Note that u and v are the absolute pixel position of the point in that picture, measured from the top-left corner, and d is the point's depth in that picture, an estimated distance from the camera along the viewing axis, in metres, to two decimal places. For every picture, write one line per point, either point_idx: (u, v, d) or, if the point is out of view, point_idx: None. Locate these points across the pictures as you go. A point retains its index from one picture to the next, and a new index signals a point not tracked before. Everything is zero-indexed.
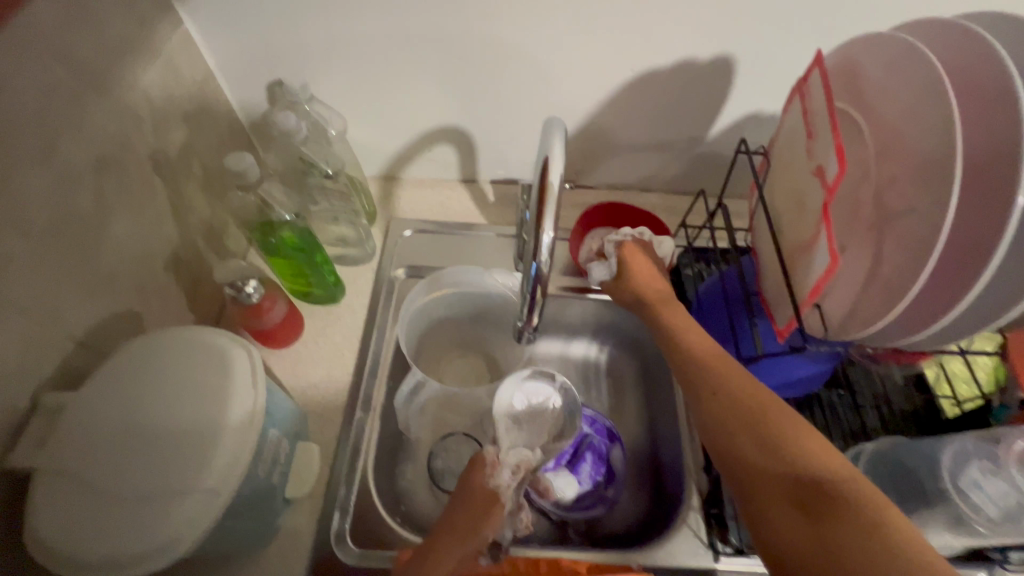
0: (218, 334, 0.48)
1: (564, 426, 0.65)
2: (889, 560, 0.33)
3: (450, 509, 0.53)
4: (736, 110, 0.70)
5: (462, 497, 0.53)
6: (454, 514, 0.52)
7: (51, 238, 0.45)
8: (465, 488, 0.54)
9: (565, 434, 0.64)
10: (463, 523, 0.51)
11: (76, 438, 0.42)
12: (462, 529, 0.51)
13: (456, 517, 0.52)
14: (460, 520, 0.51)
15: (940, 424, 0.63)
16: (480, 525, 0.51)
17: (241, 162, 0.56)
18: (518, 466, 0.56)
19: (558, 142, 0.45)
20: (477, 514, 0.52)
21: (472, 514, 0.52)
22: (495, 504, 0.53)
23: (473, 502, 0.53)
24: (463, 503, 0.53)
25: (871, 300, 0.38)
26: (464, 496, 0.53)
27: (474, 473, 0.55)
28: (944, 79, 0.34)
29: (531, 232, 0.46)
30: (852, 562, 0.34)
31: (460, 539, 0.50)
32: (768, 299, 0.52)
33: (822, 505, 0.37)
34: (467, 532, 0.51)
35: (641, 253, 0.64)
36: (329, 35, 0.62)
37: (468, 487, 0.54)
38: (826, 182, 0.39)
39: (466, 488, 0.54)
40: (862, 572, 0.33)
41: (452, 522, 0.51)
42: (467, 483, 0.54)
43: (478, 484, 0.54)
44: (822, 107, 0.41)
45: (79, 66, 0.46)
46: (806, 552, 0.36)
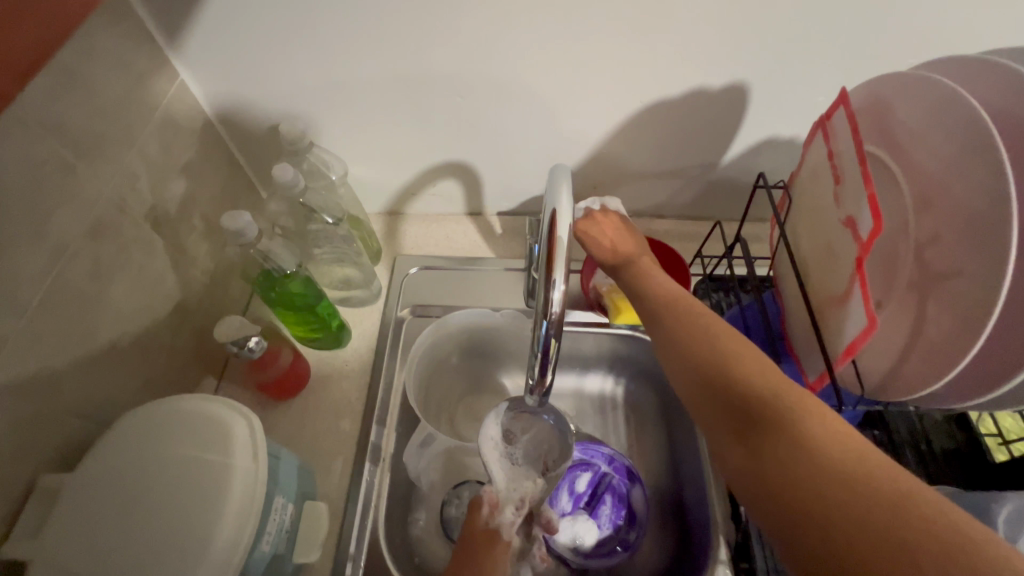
0: (220, 403, 0.47)
1: (561, 447, 0.57)
2: (817, 474, 0.31)
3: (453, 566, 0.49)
4: (750, 136, 0.67)
5: (463, 549, 0.50)
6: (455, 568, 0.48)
7: (44, 314, 0.44)
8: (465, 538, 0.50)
9: (563, 455, 0.57)
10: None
11: (73, 522, 0.40)
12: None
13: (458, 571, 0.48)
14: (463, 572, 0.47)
15: (985, 466, 0.59)
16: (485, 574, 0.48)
17: (238, 221, 0.54)
18: (521, 502, 0.53)
19: (566, 193, 0.41)
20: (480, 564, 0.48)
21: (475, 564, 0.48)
22: (497, 549, 0.50)
23: (474, 551, 0.49)
24: (465, 554, 0.49)
25: (915, 364, 0.35)
26: (465, 545, 0.50)
27: (472, 519, 0.51)
28: (992, 130, 0.30)
29: (540, 287, 0.41)
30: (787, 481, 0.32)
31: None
32: (795, 347, 0.49)
33: (758, 430, 0.35)
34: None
35: (601, 221, 0.60)
36: (327, 80, 0.61)
37: (468, 536, 0.50)
38: (859, 235, 0.36)
39: (465, 537, 0.50)
40: (796, 489, 0.31)
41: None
42: (467, 530, 0.51)
43: (478, 530, 0.50)
44: (850, 151, 0.38)
45: (74, 135, 0.46)
46: (745, 473, 0.35)
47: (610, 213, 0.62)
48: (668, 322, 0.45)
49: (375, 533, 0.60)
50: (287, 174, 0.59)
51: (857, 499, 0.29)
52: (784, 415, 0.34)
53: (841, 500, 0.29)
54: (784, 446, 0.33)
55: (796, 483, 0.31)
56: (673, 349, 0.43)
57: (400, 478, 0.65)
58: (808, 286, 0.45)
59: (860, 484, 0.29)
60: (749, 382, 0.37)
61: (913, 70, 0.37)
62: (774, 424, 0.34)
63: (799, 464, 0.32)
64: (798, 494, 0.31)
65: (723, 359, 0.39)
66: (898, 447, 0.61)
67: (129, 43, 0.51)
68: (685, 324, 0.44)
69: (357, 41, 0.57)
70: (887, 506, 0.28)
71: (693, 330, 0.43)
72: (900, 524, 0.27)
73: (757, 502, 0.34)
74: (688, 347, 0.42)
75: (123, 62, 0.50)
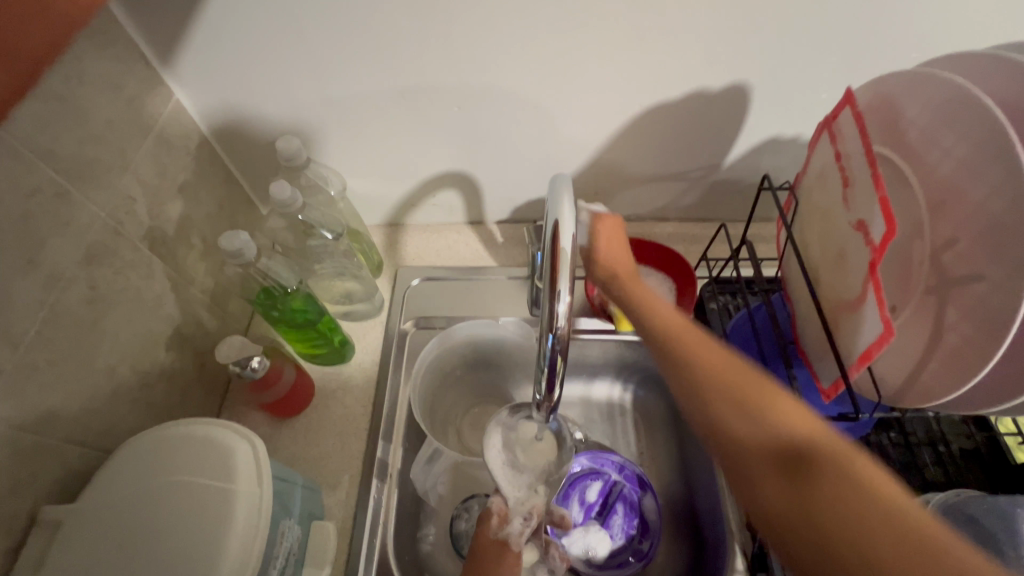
0: (223, 427, 0.46)
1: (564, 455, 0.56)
2: (864, 526, 0.27)
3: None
4: (752, 137, 0.66)
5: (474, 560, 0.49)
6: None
7: (42, 342, 0.43)
8: (476, 549, 0.50)
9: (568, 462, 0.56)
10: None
11: (75, 557, 0.40)
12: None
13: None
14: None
15: (1007, 467, 0.57)
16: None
17: (235, 241, 0.54)
18: (531, 512, 0.52)
19: (569, 204, 0.40)
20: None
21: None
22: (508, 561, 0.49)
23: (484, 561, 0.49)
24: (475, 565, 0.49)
25: (933, 371, 0.34)
26: (475, 557, 0.49)
27: (485, 528, 0.51)
28: (1006, 127, 0.29)
29: (545, 300, 0.40)
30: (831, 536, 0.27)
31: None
32: (807, 351, 0.48)
33: (791, 467, 0.30)
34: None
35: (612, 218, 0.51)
36: (322, 94, 0.61)
37: (480, 546, 0.50)
38: (871, 238, 0.35)
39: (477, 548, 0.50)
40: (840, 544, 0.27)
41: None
42: (479, 539, 0.50)
43: (491, 541, 0.50)
44: (858, 152, 0.37)
45: (65, 159, 0.45)
46: (780, 522, 0.29)
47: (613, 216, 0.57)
48: (677, 337, 0.40)
49: (384, 552, 0.59)
50: (284, 192, 0.58)
51: (910, 556, 0.25)
52: (821, 454, 0.30)
53: (896, 559, 0.25)
54: (823, 487, 0.28)
55: (843, 537, 0.27)
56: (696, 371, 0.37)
57: (408, 494, 0.64)
58: (819, 289, 0.44)
59: (913, 538, 0.26)
60: (785, 423, 0.32)
61: (922, 67, 0.36)
62: (810, 462, 0.30)
63: (843, 510, 0.27)
64: (845, 549, 0.26)
65: (747, 394, 0.34)
66: (914, 447, 0.60)
67: (120, 65, 0.51)
68: (696, 339, 0.39)
69: (350, 55, 0.56)
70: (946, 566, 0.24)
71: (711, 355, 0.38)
72: None
73: (790, 555, 0.29)
74: (717, 377, 0.36)
75: (115, 85, 0.50)
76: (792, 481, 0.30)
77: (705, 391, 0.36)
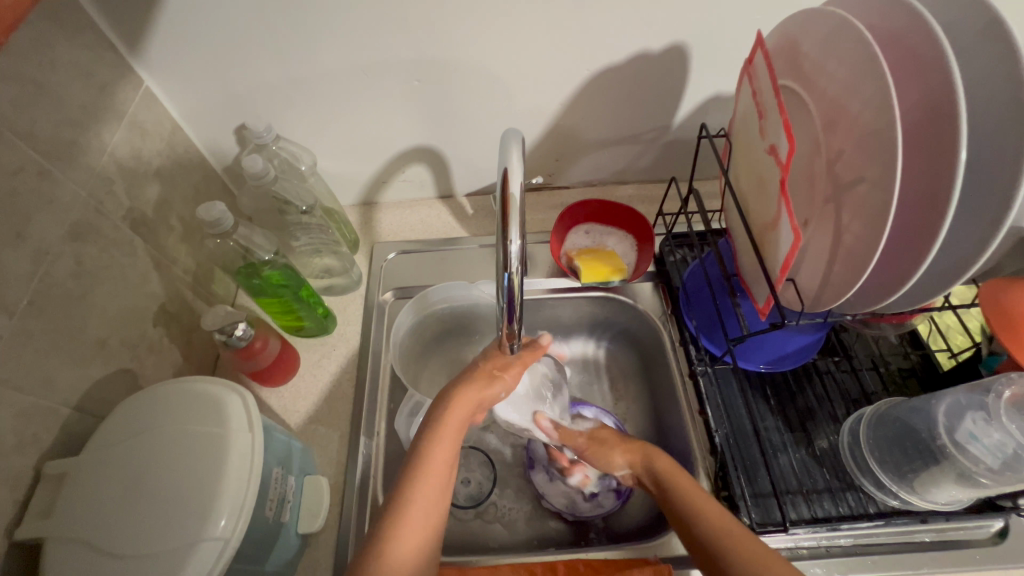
0: (213, 382, 0.49)
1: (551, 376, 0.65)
2: (745, 547, 0.46)
3: (434, 417, 0.52)
4: (696, 95, 0.70)
5: (450, 398, 0.52)
6: (442, 420, 0.51)
7: (35, 312, 0.46)
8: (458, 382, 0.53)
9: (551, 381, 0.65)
10: (453, 429, 0.51)
11: (78, 505, 0.43)
12: (450, 437, 0.51)
13: (441, 423, 0.51)
14: (447, 424, 0.51)
15: (938, 378, 0.63)
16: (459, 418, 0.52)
17: (212, 212, 0.57)
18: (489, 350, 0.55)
19: (517, 153, 0.42)
20: (470, 412, 0.53)
21: (461, 418, 0.52)
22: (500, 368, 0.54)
23: (465, 402, 0.52)
24: (455, 405, 0.52)
25: (840, 271, 0.40)
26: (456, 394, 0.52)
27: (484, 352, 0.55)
28: (880, 56, 0.35)
29: (499, 243, 0.42)
30: (728, 557, 0.46)
31: (448, 452, 0.51)
32: (746, 278, 0.52)
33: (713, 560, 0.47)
34: (454, 443, 0.51)
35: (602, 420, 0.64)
36: (287, 75, 0.63)
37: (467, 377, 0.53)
38: (781, 160, 0.40)
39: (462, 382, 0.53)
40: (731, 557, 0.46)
41: (438, 435, 0.51)
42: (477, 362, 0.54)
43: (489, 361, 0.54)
44: (768, 88, 0.42)
45: (43, 143, 0.47)
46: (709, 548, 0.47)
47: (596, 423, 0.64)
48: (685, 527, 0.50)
49: (375, 500, 0.62)
50: (256, 165, 0.62)
51: (755, 546, 0.46)
52: (732, 543, 0.47)
53: (745, 545, 0.46)
54: (732, 552, 0.46)
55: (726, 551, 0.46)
56: (700, 529, 0.49)
57: (396, 450, 0.68)
58: (751, 220, 0.49)
59: (760, 554, 0.45)
60: (733, 550, 0.46)
61: (816, 9, 0.41)
62: (722, 544, 0.47)
63: (736, 543, 0.47)
64: (747, 552, 0.46)
65: (730, 537, 0.47)
66: (858, 370, 0.66)
67: (91, 52, 0.53)
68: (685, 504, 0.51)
69: (311, 37, 0.59)
70: (768, 554, 0.45)
71: (698, 506, 0.50)
72: (767, 556, 0.45)
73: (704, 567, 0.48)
74: (722, 540, 0.47)
75: (88, 73, 0.52)
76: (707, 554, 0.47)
77: (699, 521, 0.49)
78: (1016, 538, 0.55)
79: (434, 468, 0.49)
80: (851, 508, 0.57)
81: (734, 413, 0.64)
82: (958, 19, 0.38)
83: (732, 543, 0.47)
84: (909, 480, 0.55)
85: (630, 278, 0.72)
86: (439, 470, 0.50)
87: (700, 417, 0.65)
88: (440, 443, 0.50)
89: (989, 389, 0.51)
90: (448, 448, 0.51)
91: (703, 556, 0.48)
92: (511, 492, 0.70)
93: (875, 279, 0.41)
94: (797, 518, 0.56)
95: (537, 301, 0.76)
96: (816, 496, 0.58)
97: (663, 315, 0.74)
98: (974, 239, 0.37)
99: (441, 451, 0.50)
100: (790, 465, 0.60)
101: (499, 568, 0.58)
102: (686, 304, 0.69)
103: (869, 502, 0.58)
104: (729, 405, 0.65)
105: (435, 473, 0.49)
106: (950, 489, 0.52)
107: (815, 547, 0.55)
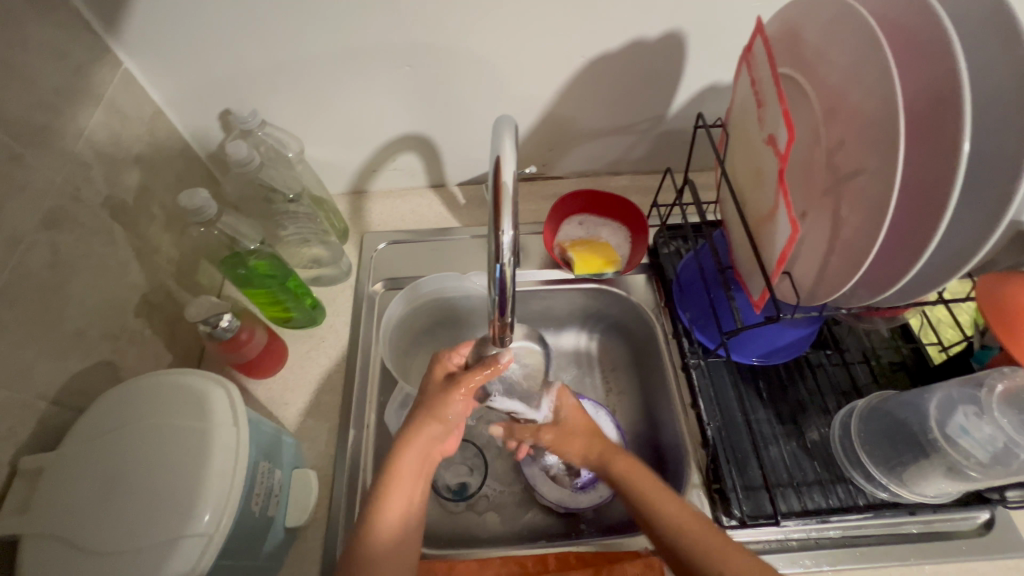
0: (197, 375, 0.48)
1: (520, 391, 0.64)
2: (711, 541, 0.47)
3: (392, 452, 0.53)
4: (693, 84, 0.69)
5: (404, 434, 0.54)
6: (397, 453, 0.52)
7: (9, 302, 0.44)
8: (409, 416, 0.55)
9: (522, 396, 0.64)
10: (408, 465, 0.52)
11: (53, 500, 0.42)
12: (407, 470, 0.52)
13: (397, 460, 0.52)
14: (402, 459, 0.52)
15: (929, 372, 0.64)
16: (413, 454, 0.53)
17: (195, 200, 0.56)
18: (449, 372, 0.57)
19: (511, 141, 0.40)
20: (425, 442, 0.53)
21: (416, 450, 0.53)
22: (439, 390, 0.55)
23: (417, 436, 0.53)
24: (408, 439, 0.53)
25: (837, 264, 0.40)
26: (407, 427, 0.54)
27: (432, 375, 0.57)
28: (882, 43, 0.34)
29: (491, 233, 0.41)
30: (695, 552, 0.47)
31: (410, 484, 0.52)
32: (741, 270, 0.52)
33: (679, 558, 0.48)
34: (415, 472, 0.52)
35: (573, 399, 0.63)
36: (273, 59, 0.61)
37: (414, 410, 0.55)
38: (779, 149, 0.39)
39: (412, 416, 0.54)
40: (698, 553, 0.47)
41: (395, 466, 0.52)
42: (425, 392, 0.56)
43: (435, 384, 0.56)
44: (767, 76, 0.41)
45: (15, 126, 0.45)
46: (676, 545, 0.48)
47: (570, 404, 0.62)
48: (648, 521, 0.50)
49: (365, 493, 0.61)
50: (241, 151, 0.60)
51: (722, 541, 0.47)
52: (695, 540, 0.47)
53: (711, 539, 0.47)
54: (701, 549, 0.47)
55: (694, 547, 0.47)
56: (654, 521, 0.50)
57: (386, 442, 0.67)
58: (747, 211, 0.48)
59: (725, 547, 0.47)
60: (700, 546, 0.47)
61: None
62: (687, 541, 0.48)
63: (705, 539, 0.47)
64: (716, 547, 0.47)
65: (699, 535, 0.48)
66: (850, 363, 0.66)
67: (64, 31, 0.51)
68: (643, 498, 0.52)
69: (298, 19, 0.57)
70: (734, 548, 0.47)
71: (659, 497, 0.51)
72: (733, 548, 0.47)
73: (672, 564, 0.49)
74: (684, 534, 0.48)
75: (62, 53, 0.50)
76: (674, 552, 0.48)
77: (664, 514, 0.50)
78: (1000, 530, 0.56)
79: (392, 495, 0.50)
80: (841, 500, 0.57)
81: (726, 405, 0.64)
82: (965, 8, 0.38)
83: (688, 532, 0.48)
84: (898, 473, 0.55)
85: (623, 270, 0.71)
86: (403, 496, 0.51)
87: (691, 410, 0.64)
88: (400, 469, 0.52)
89: (981, 383, 0.52)
90: (411, 477, 0.52)
91: (660, 545, 0.49)
92: (502, 485, 0.69)
93: (871, 273, 0.41)
94: (787, 510, 0.57)
95: (530, 292, 0.75)
96: (806, 488, 0.58)
97: (657, 308, 0.73)
98: (971, 234, 0.37)
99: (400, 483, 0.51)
100: (781, 457, 0.61)
101: (489, 562, 0.57)
102: (679, 296, 0.69)
103: (858, 494, 0.58)
104: (721, 398, 0.65)
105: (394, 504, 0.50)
106: (938, 482, 0.52)
107: (804, 539, 0.56)
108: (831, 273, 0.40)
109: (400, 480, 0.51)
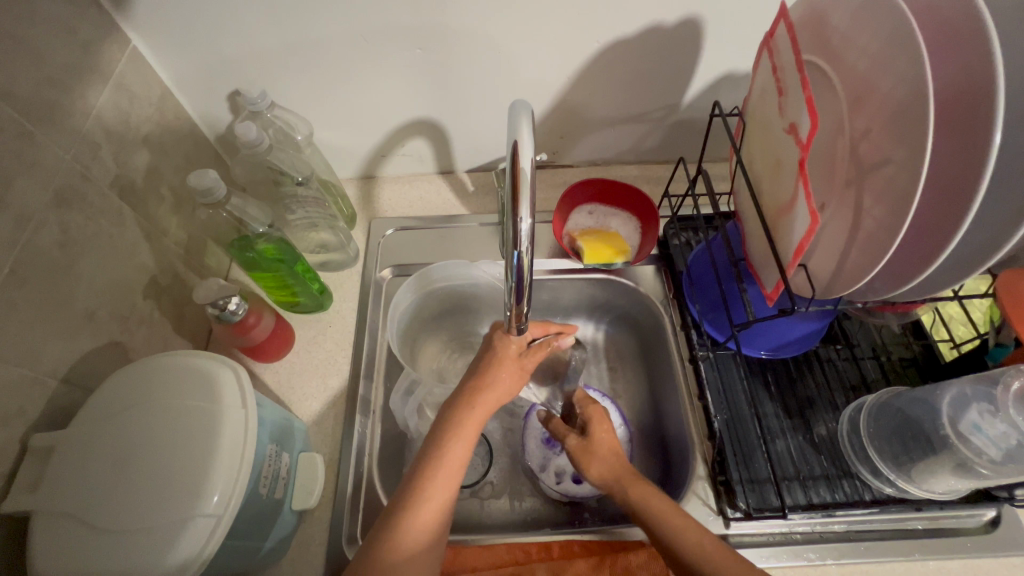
0: (205, 357, 0.48)
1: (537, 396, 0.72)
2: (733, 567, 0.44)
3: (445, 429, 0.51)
4: (709, 72, 0.68)
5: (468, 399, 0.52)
6: (457, 425, 0.51)
7: (17, 281, 0.44)
8: (482, 376, 0.53)
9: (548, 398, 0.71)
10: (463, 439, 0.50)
11: (63, 480, 0.42)
12: (466, 438, 0.50)
13: (456, 430, 0.50)
14: (463, 427, 0.51)
15: (940, 368, 0.63)
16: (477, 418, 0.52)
17: (204, 179, 0.55)
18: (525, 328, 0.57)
19: (526, 125, 0.39)
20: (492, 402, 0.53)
21: (472, 424, 0.51)
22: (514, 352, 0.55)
23: (482, 404, 0.52)
24: (471, 410, 0.51)
25: (856, 256, 0.39)
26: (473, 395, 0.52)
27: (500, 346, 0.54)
28: (914, 30, 0.33)
29: (509, 220, 0.40)
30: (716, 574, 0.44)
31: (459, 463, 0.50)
32: (755, 263, 0.51)
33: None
34: (467, 445, 0.51)
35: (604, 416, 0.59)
36: (284, 39, 0.60)
37: (485, 372, 0.53)
38: (801, 139, 0.38)
39: (466, 388, 0.53)
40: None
41: (451, 441, 0.50)
42: (498, 351, 0.54)
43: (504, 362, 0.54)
44: (790, 62, 0.40)
45: (23, 102, 0.45)
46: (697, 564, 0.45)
47: (600, 417, 0.58)
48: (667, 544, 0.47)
49: (371, 478, 0.62)
50: (251, 133, 0.59)
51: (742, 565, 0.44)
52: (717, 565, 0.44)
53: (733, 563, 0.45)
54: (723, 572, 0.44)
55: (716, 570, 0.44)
56: (676, 543, 0.47)
57: (392, 427, 0.67)
58: (763, 202, 0.48)
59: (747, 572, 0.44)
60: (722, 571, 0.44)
61: None
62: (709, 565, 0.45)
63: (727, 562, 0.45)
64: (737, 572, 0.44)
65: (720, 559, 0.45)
66: (860, 359, 0.66)
67: (72, 7, 0.50)
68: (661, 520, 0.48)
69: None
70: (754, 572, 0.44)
71: (676, 519, 0.48)
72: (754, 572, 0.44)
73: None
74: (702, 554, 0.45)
75: (69, 29, 0.49)
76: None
77: (685, 534, 0.47)
78: (1006, 527, 0.56)
79: (442, 474, 0.48)
80: (847, 495, 0.57)
81: (733, 398, 0.64)
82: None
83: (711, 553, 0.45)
84: (906, 469, 0.55)
85: (633, 260, 0.71)
86: (453, 473, 0.49)
87: (698, 401, 0.64)
88: (453, 447, 0.50)
89: (997, 381, 0.50)
90: (462, 451, 0.50)
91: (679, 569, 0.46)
92: (507, 473, 0.69)
93: (888, 266, 0.41)
94: (793, 504, 0.57)
95: (538, 282, 0.75)
96: (812, 482, 0.58)
97: (664, 298, 0.73)
98: (994, 228, 0.37)
99: (453, 459, 0.49)
100: (788, 451, 0.61)
101: (493, 548, 0.58)
102: (689, 288, 0.68)
103: (864, 489, 0.58)
104: (729, 390, 0.64)
105: (444, 482, 0.48)
106: (946, 478, 0.52)
107: (808, 532, 0.56)
108: (850, 267, 0.40)
109: (452, 454, 0.49)
